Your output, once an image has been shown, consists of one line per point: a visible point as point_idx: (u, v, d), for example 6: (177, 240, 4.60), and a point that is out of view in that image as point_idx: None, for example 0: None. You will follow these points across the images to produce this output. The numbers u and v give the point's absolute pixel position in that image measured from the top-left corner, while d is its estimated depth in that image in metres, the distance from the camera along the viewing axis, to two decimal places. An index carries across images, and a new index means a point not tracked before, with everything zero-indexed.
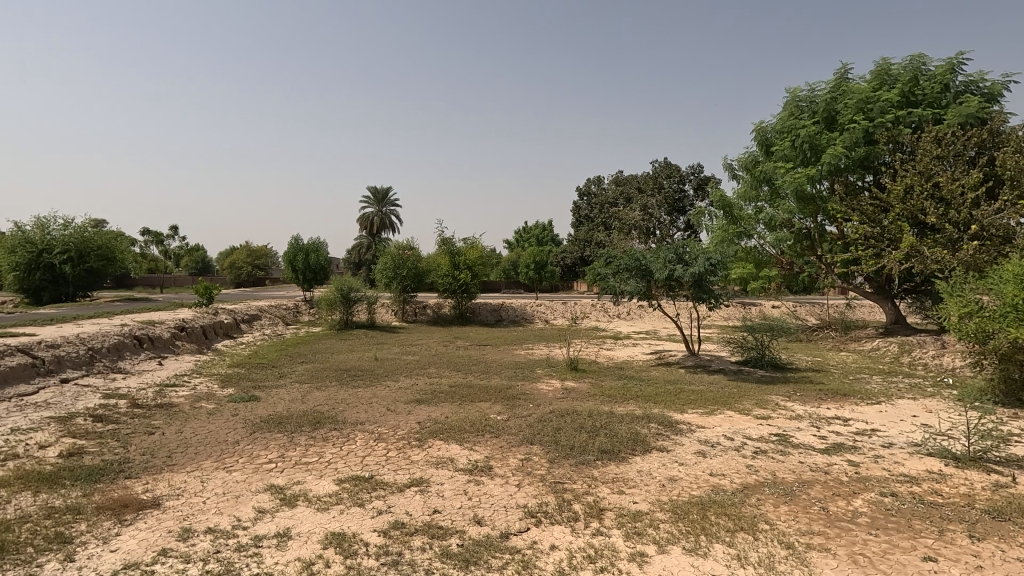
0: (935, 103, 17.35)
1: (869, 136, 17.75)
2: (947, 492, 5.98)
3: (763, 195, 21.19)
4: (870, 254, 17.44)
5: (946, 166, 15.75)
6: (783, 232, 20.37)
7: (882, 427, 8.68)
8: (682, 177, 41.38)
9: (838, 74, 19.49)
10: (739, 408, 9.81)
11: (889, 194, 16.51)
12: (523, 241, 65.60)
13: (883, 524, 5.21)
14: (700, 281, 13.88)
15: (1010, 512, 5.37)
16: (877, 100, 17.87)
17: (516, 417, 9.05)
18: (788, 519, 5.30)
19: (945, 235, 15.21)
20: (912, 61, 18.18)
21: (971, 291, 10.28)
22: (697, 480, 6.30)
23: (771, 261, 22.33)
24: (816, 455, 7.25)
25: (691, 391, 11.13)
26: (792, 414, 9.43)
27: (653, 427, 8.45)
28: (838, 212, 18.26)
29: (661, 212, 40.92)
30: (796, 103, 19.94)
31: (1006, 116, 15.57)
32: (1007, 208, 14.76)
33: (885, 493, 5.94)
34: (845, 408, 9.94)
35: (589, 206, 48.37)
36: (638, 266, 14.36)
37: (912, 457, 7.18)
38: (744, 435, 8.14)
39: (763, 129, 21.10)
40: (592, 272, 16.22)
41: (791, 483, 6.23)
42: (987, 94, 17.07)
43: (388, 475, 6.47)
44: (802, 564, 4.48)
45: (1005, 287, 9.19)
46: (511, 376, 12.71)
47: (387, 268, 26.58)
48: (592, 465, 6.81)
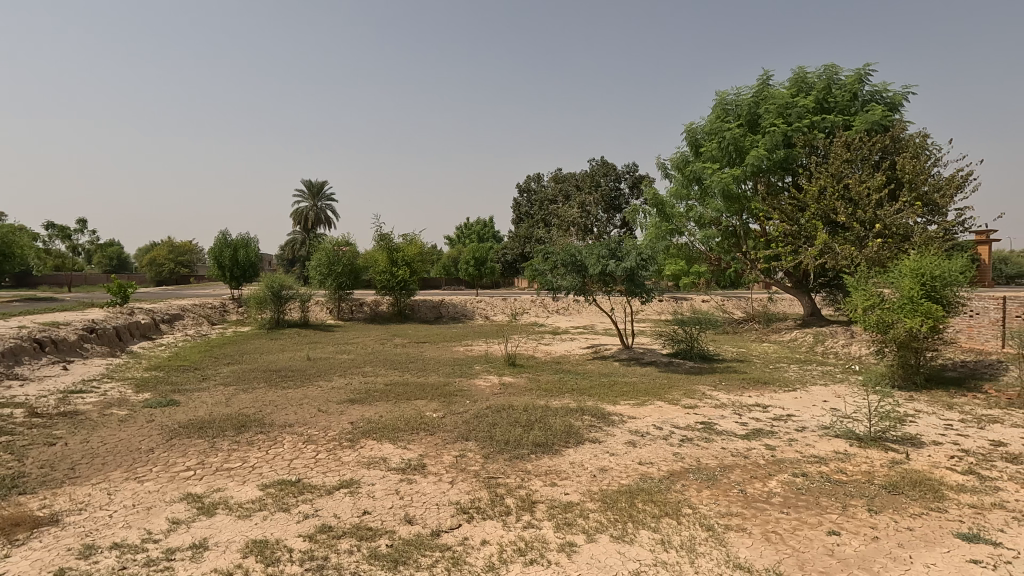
0: (845, 110, 18.64)
1: (788, 140, 18.88)
2: (851, 470, 6.45)
3: (692, 194, 21.96)
4: (789, 251, 18.52)
5: (854, 169, 17.01)
6: (711, 230, 21.31)
7: (796, 412, 9.28)
8: (619, 176, 42.75)
9: (760, 81, 20.50)
10: (668, 398, 10.20)
11: (806, 194, 17.70)
12: (464, 238, 65.23)
13: (795, 503, 5.56)
14: (633, 275, 14.28)
15: (903, 487, 5.88)
16: (795, 106, 18.99)
17: (452, 414, 8.99)
18: (710, 502, 5.55)
19: (854, 233, 16.48)
20: (826, 71, 19.33)
21: (874, 284, 11.20)
22: (626, 470, 6.49)
23: (701, 257, 23.18)
24: (737, 441, 7.64)
25: (625, 383, 11.44)
26: (717, 402, 9.91)
27: (587, 419, 8.62)
28: (761, 211, 19.36)
29: (598, 209, 42.00)
30: (724, 106, 20.83)
31: (906, 124, 16.91)
32: (906, 208, 16.14)
33: (798, 473, 6.34)
34: (765, 395, 10.56)
35: (529, 202, 48.77)
36: (574, 262, 14.64)
37: (822, 439, 7.71)
38: (671, 424, 8.47)
39: (694, 130, 21.93)
40: (530, 268, 16.40)
41: (714, 468, 6.54)
42: (890, 103, 18.50)
43: (317, 478, 6.25)
44: (721, 545, 4.70)
45: (903, 281, 10.54)
46: (449, 374, 12.57)
47: (321, 265, 25.85)
48: (527, 459, 6.86)
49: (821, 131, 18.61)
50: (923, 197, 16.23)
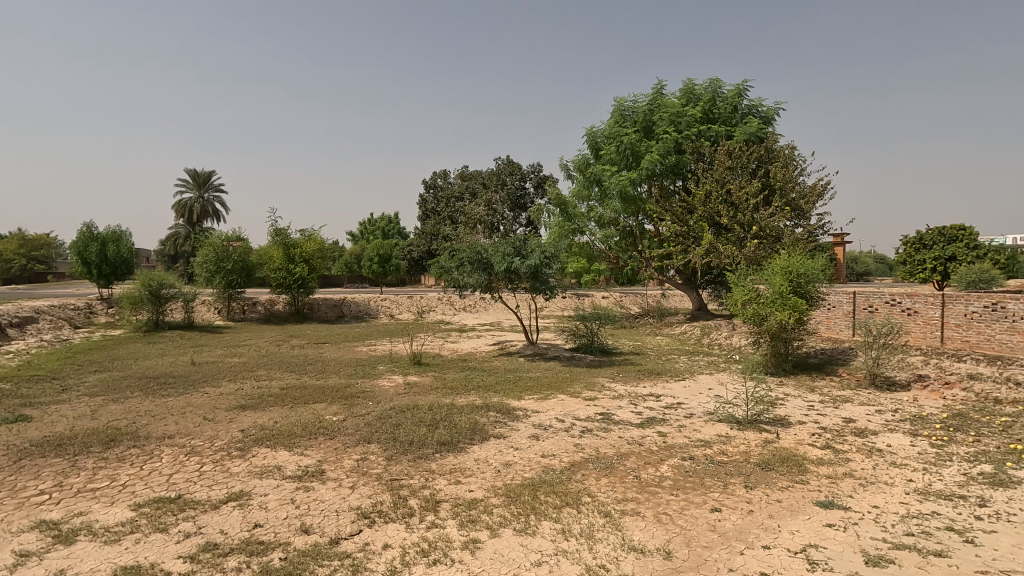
0: (728, 121, 20.31)
1: (678, 147, 20.23)
2: (731, 451, 7.06)
3: (593, 195, 22.88)
4: (679, 250, 19.89)
5: (735, 176, 18.61)
6: (611, 229, 22.33)
7: (685, 400, 9.99)
8: (524, 175, 43.47)
9: (654, 90, 21.76)
10: (570, 391, 10.55)
11: (694, 197, 19.10)
12: (368, 234, 63.21)
13: (682, 484, 5.99)
14: (537, 273, 14.57)
15: (774, 464, 6.53)
16: (684, 115, 20.38)
17: (353, 417, 8.67)
18: (608, 489, 5.82)
19: (735, 234, 18.05)
20: (711, 84, 20.92)
21: (751, 281, 12.31)
22: (530, 463, 6.62)
23: (601, 256, 24.19)
24: (633, 429, 8.08)
25: (529, 378, 11.68)
26: (615, 394, 10.42)
27: (492, 416, 8.69)
28: (655, 213, 20.61)
29: (504, 208, 42.46)
30: (621, 112, 21.89)
31: (778, 137, 18.75)
32: (778, 213, 17.95)
33: (686, 457, 6.83)
34: (658, 385, 11.26)
35: (435, 199, 48.22)
36: (480, 259, 14.69)
37: (706, 424, 8.37)
38: (573, 416, 8.77)
39: (594, 133, 22.82)
40: (436, 265, 16.23)
41: (611, 457, 6.87)
42: (765, 117, 20.43)
43: (201, 493, 5.75)
44: (617, 530, 4.94)
45: (775, 278, 11.69)
46: (351, 375, 12.11)
47: (208, 261, 23.84)
48: (431, 458, 6.78)
49: (707, 140, 20.14)
50: (791, 202, 18.11)
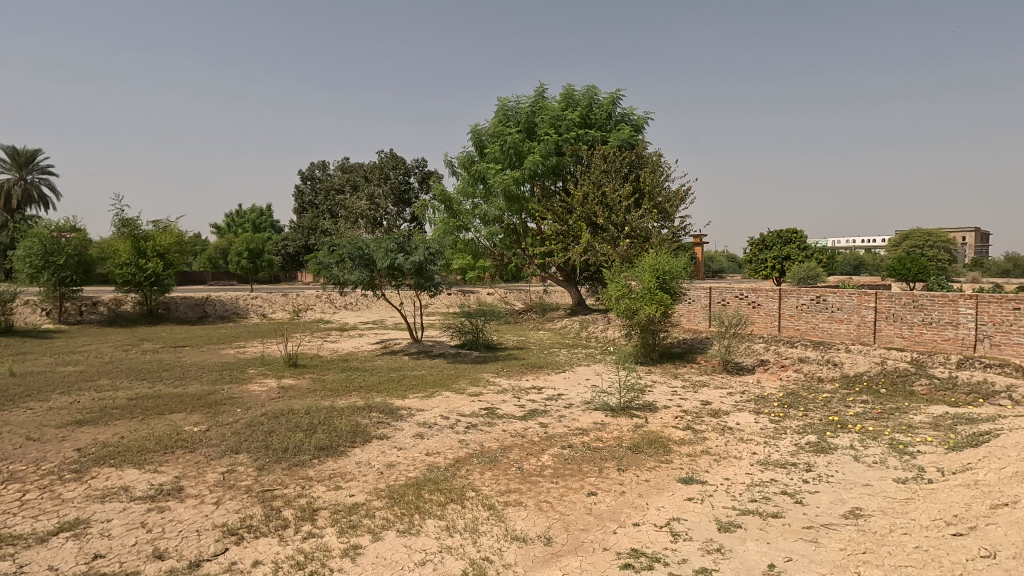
0: (603, 127, 21.54)
1: (558, 149, 21.06)
2: (606, 437, 7.52)
3: (478, 193, 23.06)
4: (560, 248, 20.74)
5: (610, 179, 19.81)
6: (495, 227, 22.67)
7: (565, 391, 10.46)
8: (408, 170, 42.77)
9: (536, 93, 22.43)
10: (455, 388, 10.56)
11: (573, 198, 20.04)
12: (236, 227, 58.12)
13: (562, 472, 6.26)
14: (421, 269, 14.34)
15: (643, 446, 7.07)
16: (564, 119, 21.25)
17: (218, 426, 7.92)
18: (491, 483, 5.91)
19: (610, 234, 19.23)
20: (588, 90, 22.00)
21: (624, 277, 13.18)
22: (414, 462, 6.52)
23: (486, 253, 24.47)
24: (516, 422, 8.28)
25: (414, 377, 11.50)
26: (499, 388, 10.61)
27: (374, 417, 8.43)
28: (538, 212, 21.30)
29: (388, 202, 41.34)
30: (505, 112, 22.28)
31: (647, 144, 20.27)
32: (647, 215, 19.41)
33: (565, 446, 7.16)
34: (540, 378, 11.66)
35: (313, 191, 45.60)
36: (362, 255, 14.13)
37: (584, 413, 8.83)
38: (458, 413, 8.79)
39: (479, 131, 22.98)
40: (314, 261, 15.36)
41: (495, 450, 6.99)
42: (636, 125, 21.95)
43: (22, 526, 4.90)
44: (500, 521, 5.04)
45: (644, 275, 12.63)
46: (216, 381, 11.05)
47: (33, 255, 20.38)
48: (308, 465, 6.42)
49: (585, 143, 21.20)
50: (658, 205, 19.63)
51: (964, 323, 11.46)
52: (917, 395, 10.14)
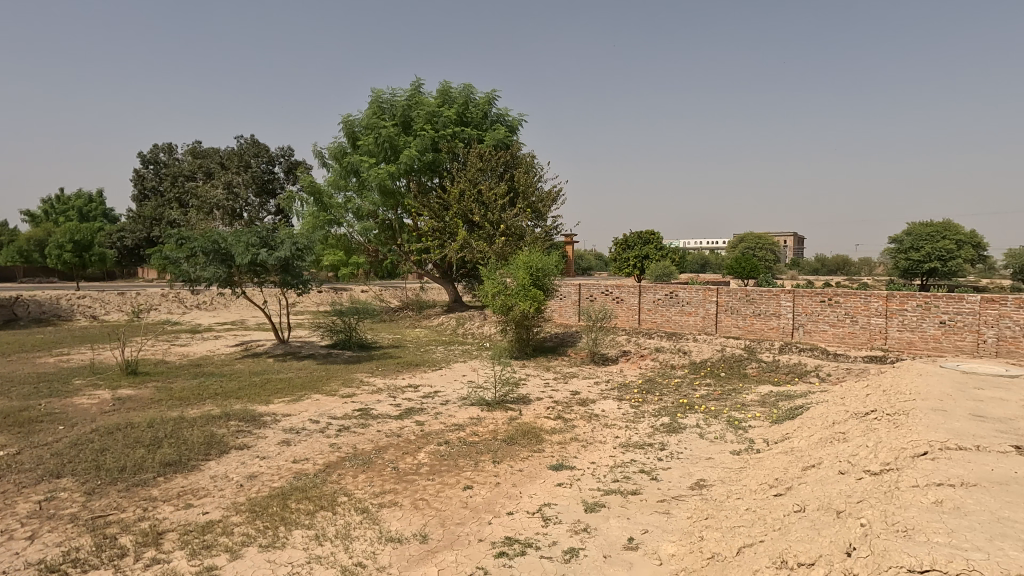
0: (479, 126, 21.78)
1: (435, 145, 20.89)
2: (482, 431, 7.66)
3: (350, 186, 22.11)
4: (437, 245, 20.64)
5: (486, 178, 20.11)
6: (369, 222, 21.90)
7: (441, 388, 10.45)
8: (271, 159, 39.72)
9: (412, 87, 22.03)
10: (325, 390, 10.05)
11: (450, 195, 20.03)
12: (55, 215, 49.69)
13: (438, 468, 6.26)
14: (287, 265, 13.39)
15: (517, 438, 7.31)
16: (440, 115, 21.11)
17: (32, 448, 6.73)
18: (365, 485, 5.73)
19: (486, 232, 19.55)
20: (465, 88, 22.08)
21: (500, 274, 13.47)
22: (279, 471, 6.11)
23: (360, 248, 23.55)
24: (391, 422, 8.11)
25: (279, 380, 10.74)
26: (373, 388, 10.30)
27: (233, 425, 7.73)
28: (414, 207, 20.97)
29: (248, 192, 38.01)
30: (379, 104, 21.58)
31: (521, 145, 20.88)
32: (521, 214, 20.01)
33: (442, 442, 7.16)
34: (416, 376, 11.52)
35: (157, 176, 40.53)
36: (217, 250, 12.80)
37: (460, 409, 8.91)
38: (329, 416, 8.38)
39: (351, 122, 22.01)
40: (158, 255, 13.63)
41: (369, 452, 6.79)
42: (511, 126, 22.49)
43: None
44: (374, 524, 4.91)
45: (519, 272, 13.02)
46: (30, 395, 9.38)
47: None
48: (152, 483, 5.72)
49: (461, 141, 21.27)
50: (532, 205, 20.32)
51: (785, 314, 13.39)
52: (748, 376, 11.69)
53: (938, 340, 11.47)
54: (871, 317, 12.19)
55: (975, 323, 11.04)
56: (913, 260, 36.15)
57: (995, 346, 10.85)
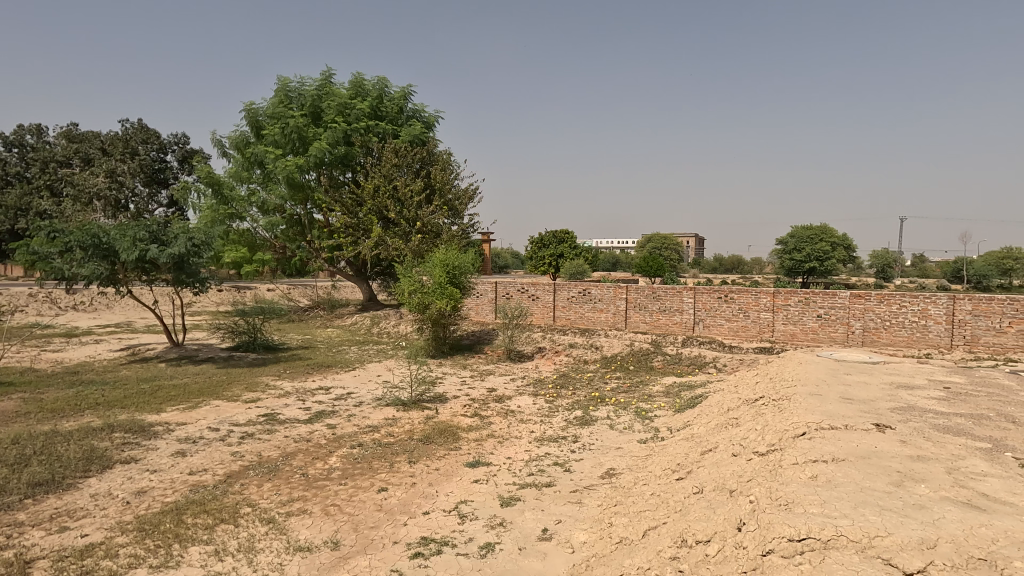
0: (394, 121, 21.30)
1: (347, 138, 20.15)
2: (397, 432, 7.52)
3: (254, 178, 20.81)
4: (349, 242, 19.96)
5: (401, 174, 19.72)
6: (276, 217, 20.74)
7: (354, 389, 10.13)
8: (162, 146, 36.42)
9: (323, 77, 21.12)
10: (227, 396, 9.40)
11: (363, 190, 19.45)
12: None
13: (351, 472, 6.08)
14: (182, 262, 12.35)
15: (433, 437, 7.26)
16: (353, 108, 20.39)
17: None
18: (271, 494, 5.44)
19: (401, 229, 19.19)
20: (379, 81, 21.48)
21: (416, 272, 13.26)
22: (172, 485, 5.64)
23: (265, 244, 22.23)
24: (300, 426, 7.74)
25: (173, 386, 9.90)
26: (281, 392, 9.78)
27: (118, 437, 7.03)
28: (324, 202, 20.12)
29: (135, 181, 34.59)
30: (286, 93, 20.47)
31: (437, 142, 20.69)
32: (438, 211, 19.83)
33: (355, 445, 6.95)
34: (327, 378, 11.07)
35: (22, 161, 35.87)
36: (98, 245, 11.50)
37: (374, 410, 8.69)
38: (230, 423, 7.85)
39: (255, 110, 20.70)
40: (23, 250, 12.05)
41: (276, 459, 6.44)
42: (427, 122, 22.20)
43: None
44: (281, 535, 4.67)
45: (436, 270, 12.89)
46: None
47: None
48: (17, 507, 5.06)
49: (376, 135, 20.70)
50: (448, 202, 20.19)
51: (687, 310, 14.29)
52: (655, 369, 12.37)
53: (815, 332, 12.76)
54: (761, 312, 13.32)
55: (846, 317, 12.40)
56: (796, 260, 39.91)
57: (862, 336, 12.26)
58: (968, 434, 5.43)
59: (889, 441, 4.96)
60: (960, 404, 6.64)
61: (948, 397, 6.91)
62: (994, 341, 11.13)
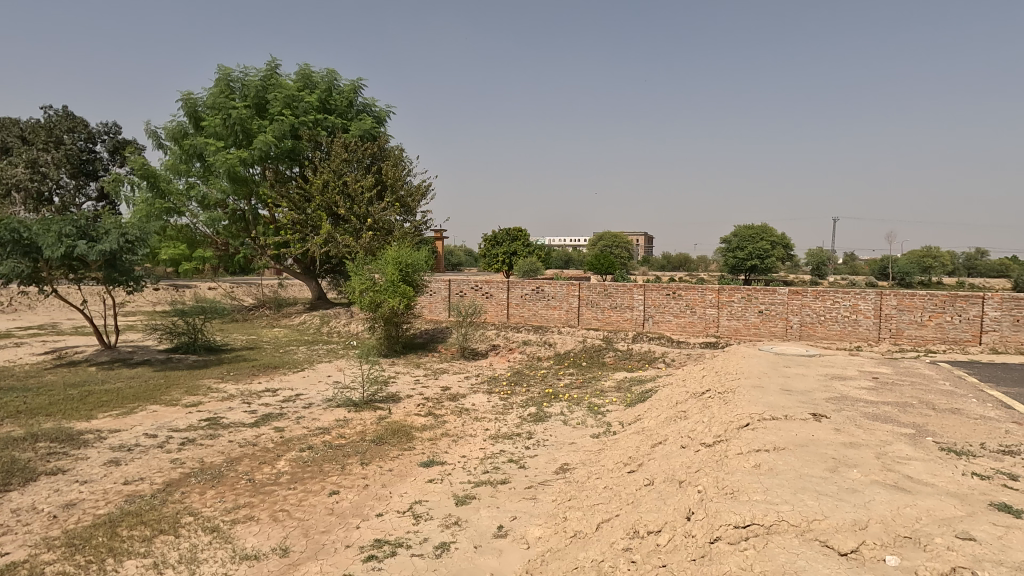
0: (344, 115, 20.77)
1: (294, 132, 19.48)
2: (348, 433, 7.35)
3: (194, 171, 19.82)
4: (297, 239, 19.36)
5: (351, 169, 19.27)
6: (217, 212, 19.82)
7: (303, 391, 9.84)
8: (91, 135, 34.15)
9: (268, 67, 20.31)
10: (165, 400, 8.93)
11: (312, 185, 18.90)
12: None
13: (300, 476, 5.89)
14: (113, 260, 11.60)
15: (386, 437, 7.14)
16: (301, 100, 19.71)
17: None
18: (214, 502, 5.21)
19: (352, 225, 18.78)
20: (328, 74, 20.85)
21: (367, 270, 12.99)
22: (105, 496, 5.30)
23: (206, 241, 21.24)
24: (245, 430, 7.44)
25: (104, 392, 9.30)
26: (224, 395, 9.38)
27: (42, 447, 6.54)
28: (270, 198, 19.42)
29: (60, 173, 32.25)
30: (228, 83, 19.58)
31: (389, 138, 20.32)
32: (390, 208, 19.49)
33: (304, 448, 6.74)
34: (274, 379, 10.70)
35: None
36: (19, 241, 10.65)
37: (325, 411, 8.46)
38: (169, 429, 7.46)
39: (194, 100, 19.68)
40: None
41: (219, 465, 6.17)
42: (378, 117, 21.75)
43: None
44: (226, 543, 4.48)
45: (388, 268, 12.67)
46: None
47: None
48: None
49: (324, 129, 20.11)
50: (400, 199, 19.86)
51: (637, 307, 14.64)
52: (607, 364, 12.63)
53: (757, 327, 13.34)
54: (706, 308, 13.81)
55: (784, 312, 13.02)
56: (739, 258, 41.65)
57: (799, 330, 12.91)
58: (894, 421, 5.82)
59: (824, 430, 5.25)
60: (887, 393, 7.11)
61: (876, 387, 7.39)
62: (916, 334, 11.96)
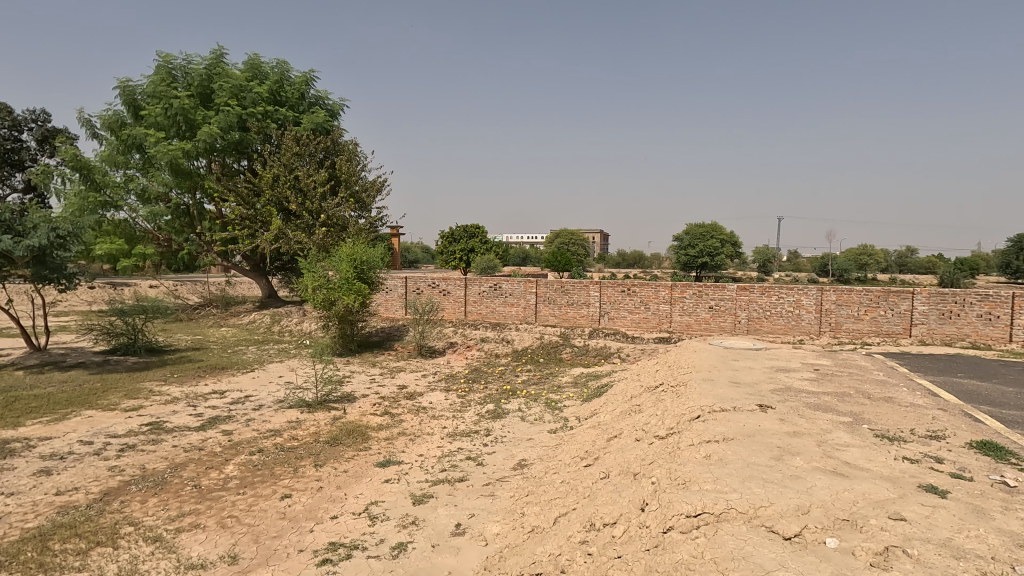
0: (295, 108, 20.13)
1: (242, 123, 18.75)
2: (301, 435, 7.15)
3: (132, 163, 18.77)
4: (246, 235, 18.66)
5: (303, 163, 18.72)
6: (158, 206, 18.84)
7: (253, 392, 9.49)
8: (17, 123, 31.84)
9: (213, 56, 19.45)
10: (101, 405, 8.44)
11: (261, 179, 18.26)
12: None
13: (250, 481, 5.69)
14: (42, 256, 10.84)
15: (341, 438, 6.99)
16: (249, 91, 18.98)
17: None
18: (157, 510, 4.97)
19: (304, 221, 18.24)
20: (279, 65, 20.15)
21: (320, 267, 12.67)
22: (36, 509, 4.97)
23: (146, 237, 20.16)
24: (190, 435, 7.12)
25: (33, 397, 8.71)
26: (167, 398, 8.94)
27: None
28: (217, 191, 18.63)
29: None
30: (169, 71, 18.64)
31: (342, 132, 19.85)
32: (344, 204, 19.03)
33: (254, 451, 6.51)
34: (222, 381, 10.28)
35: None
36: None
37: (276, 413, 8.20)
38: (107, 435, 7.05)
39: (132, 88, 18.63)
40: None
41: (163, 471, 5.89)
42: (331, 110, 21.20)
43: None
44: (169, 553, 4.28)
45: (343, 265, 12.38)
46: None
47: None
48: None
49: (274, 122, 19.42)
50: (355, 195, 19.43)
51: (593, 303, 14.88)
52: (563, 360, 12.76)
53: (707, 322, 13.77)
54: (660, 304, 14.16)
55: (733, 308, 13.50)
56: (690, 255, 42.83)
57: (747, 325, 13.41)
58: (834, 410, 6.14)
59: (769, 420, 5.48)
60: (827, 383, 7.48)
61: (817, 378, 7.78)
62: (854, 327, 12.63)
